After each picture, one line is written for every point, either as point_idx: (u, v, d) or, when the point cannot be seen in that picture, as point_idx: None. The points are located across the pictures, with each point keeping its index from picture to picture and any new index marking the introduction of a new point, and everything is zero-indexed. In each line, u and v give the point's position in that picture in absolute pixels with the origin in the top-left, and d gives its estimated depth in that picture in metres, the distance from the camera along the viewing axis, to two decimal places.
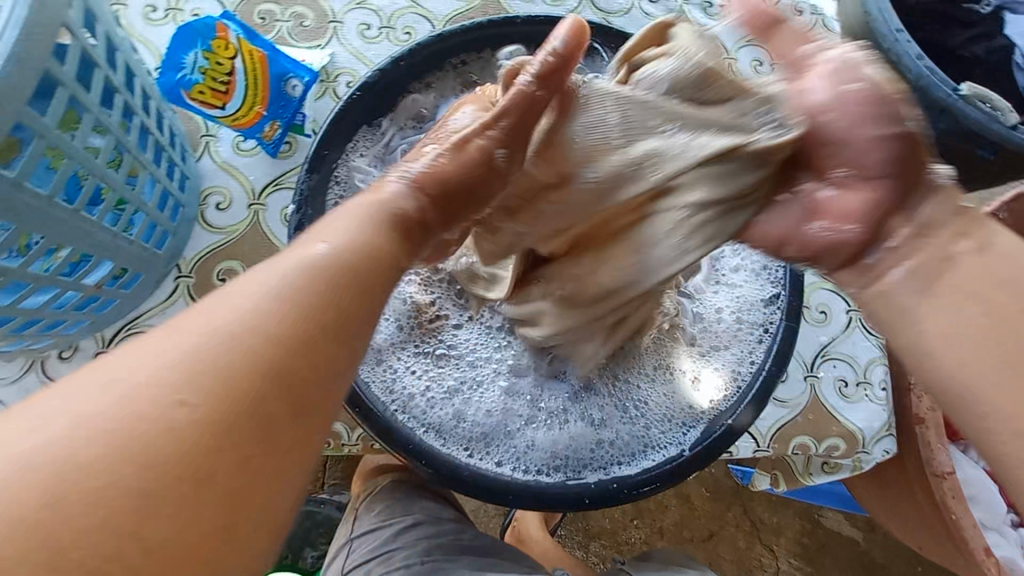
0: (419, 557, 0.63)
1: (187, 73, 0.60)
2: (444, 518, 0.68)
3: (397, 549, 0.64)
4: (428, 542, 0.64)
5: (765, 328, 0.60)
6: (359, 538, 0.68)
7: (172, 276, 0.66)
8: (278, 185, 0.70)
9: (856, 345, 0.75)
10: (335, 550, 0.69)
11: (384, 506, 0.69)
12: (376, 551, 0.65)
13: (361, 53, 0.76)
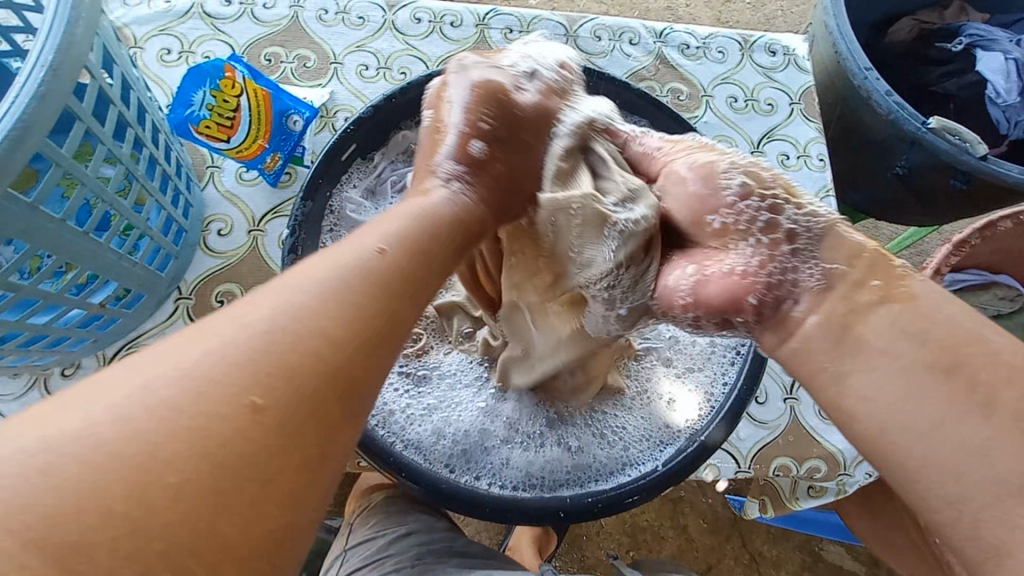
0: (410, 561, 0.64)
1: (195, 110, 0.65)
2: (435, 528, 0.70)
3: (389, 556, 0.65)
4: (420, 548, 0.65)
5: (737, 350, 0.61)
6: (353, 549, 0.69)
7: (173, 298, 0.69)
8: (278, 213, 0.75)
9: None
10: (330, 561, 0.71)
11: (377, 518, 0.71)
12: (368, 558, 0.66)
13: (359, 91, 0.81)
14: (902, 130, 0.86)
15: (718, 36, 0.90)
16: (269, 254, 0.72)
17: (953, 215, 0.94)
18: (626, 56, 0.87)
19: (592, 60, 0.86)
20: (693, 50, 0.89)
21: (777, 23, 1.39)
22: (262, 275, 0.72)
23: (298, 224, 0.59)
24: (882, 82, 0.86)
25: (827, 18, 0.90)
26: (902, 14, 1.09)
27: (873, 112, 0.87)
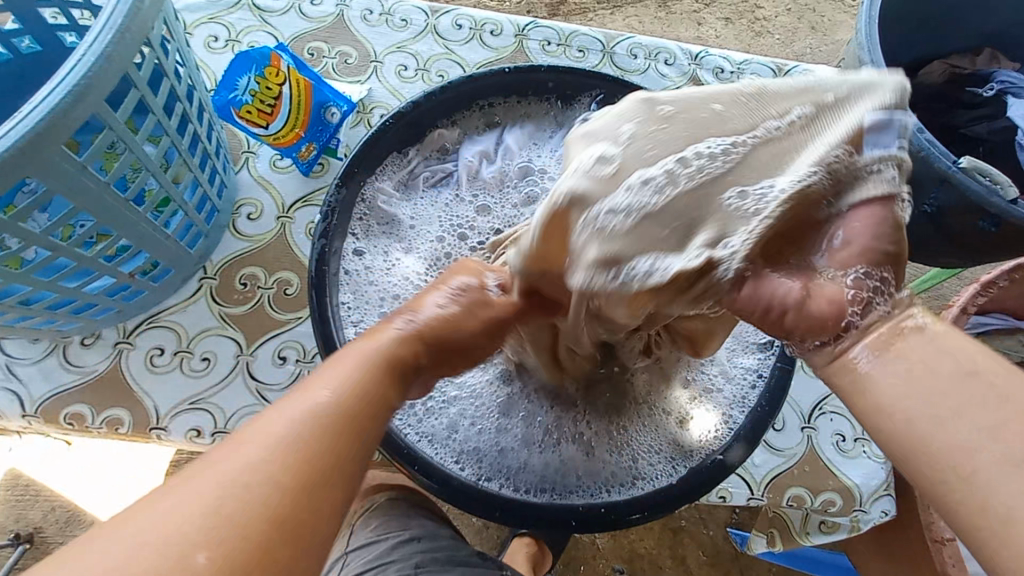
0: (413, 568, 0.62)
1: (238, 94, 0.65)
2: (441, 534, 0.68)
3: (392, 561, 0.64)
4: (423, 555, 0.64)
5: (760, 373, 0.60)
6: (355, 551, 0.67)
7: (197, 277, 0.69)
8: (307, 202, 0.75)
9: None
10: (330, 564, 0.69)
11: (382, 520, 0.69)
12: (371, 563, 0.64)
13: (396, 90, 0.83)
14: (932, 168, 0.85)
15: (753, 63, 0.91)
16: (296, 241, 0.73)
17: (979, 256, 0.93)
18: (660, 75, 0.88)
19: (626, 76, 0.87)
20: (727, 74, 0.90)
21: (806, 60, 1.40)
22: (287, 261, 0.72)
23: (331, 209, 0.59)
24: (915, 120, 0.86)
25: (862, 53, 0.90)
26: (935, 56, 1.10)
27: (904, 148, 0.87)
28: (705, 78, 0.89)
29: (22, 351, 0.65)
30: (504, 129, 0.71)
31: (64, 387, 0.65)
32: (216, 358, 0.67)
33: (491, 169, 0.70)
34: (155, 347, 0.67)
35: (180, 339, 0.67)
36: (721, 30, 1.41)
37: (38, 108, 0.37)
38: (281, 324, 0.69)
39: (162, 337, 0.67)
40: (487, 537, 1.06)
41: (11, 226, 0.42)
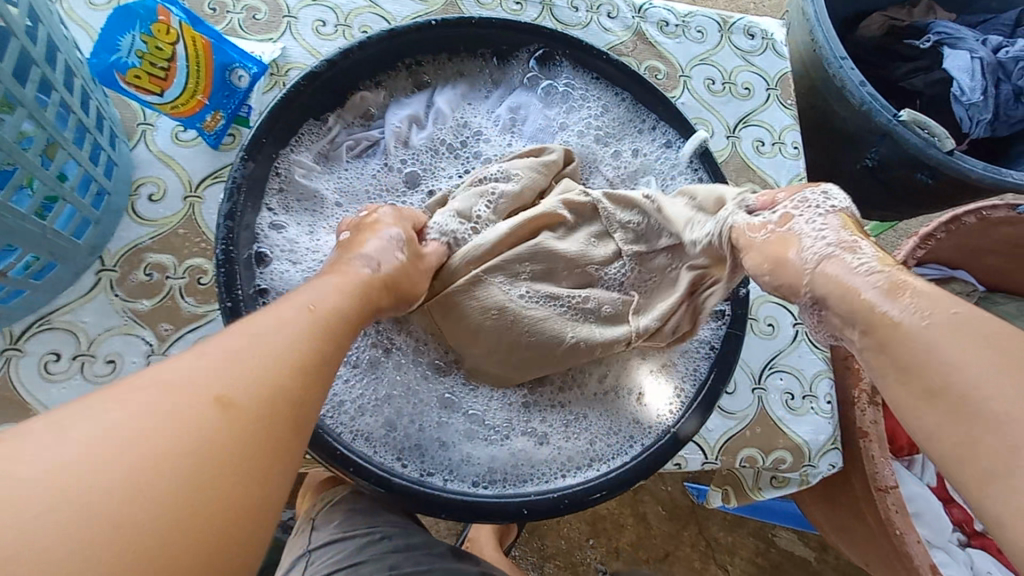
0: (387, 571, 0.60)
1: (122, 56, 0.56)
2: (412, 530, 0.65)
3: (362, 562, 0.61)
4: (396, 556, 0.61)
5: (710, 346, 0.59)
6: (318, 549, 0.64)
7: (94, 269, 0.61)
8: (217, 177, 0.67)
9: None
10: (291, 560, 0.66)
11: (342, 515, 0.65)
12: (339, 564, 0.61)
13: (315, 48, 0.74)
14: (874, 122, 0.85)
15: (698, 15, 0.87)
16: (208, 223, 0.65)
17: (919, 207, 0.95)
18: (603, 29, 0.83)
19: (568, 31, 0.82)
20: (672, 28, 0.85)
21: (750, 13, 1.37)
22: (199, 245, 0.65)
23: (237, 185, 0.52)
24: (857, 72, 0.84)
25: (805, 4, 0.88)
26: (873, 8, 1.09)
27: (847, 102, 0.86)
28: (650, 32, 0.84)
29: None
30: (435, 91, 0.65)
31: None
32: (124, 359, 0.60)
33: (422, 136, 0.63)
34: (50, 351, 0.59)
35: (80, 343, 0.59)
36: None
37: None
38: (196, 316, 0.62)
39: (58, 340, 0.59)
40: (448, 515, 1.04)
41: None
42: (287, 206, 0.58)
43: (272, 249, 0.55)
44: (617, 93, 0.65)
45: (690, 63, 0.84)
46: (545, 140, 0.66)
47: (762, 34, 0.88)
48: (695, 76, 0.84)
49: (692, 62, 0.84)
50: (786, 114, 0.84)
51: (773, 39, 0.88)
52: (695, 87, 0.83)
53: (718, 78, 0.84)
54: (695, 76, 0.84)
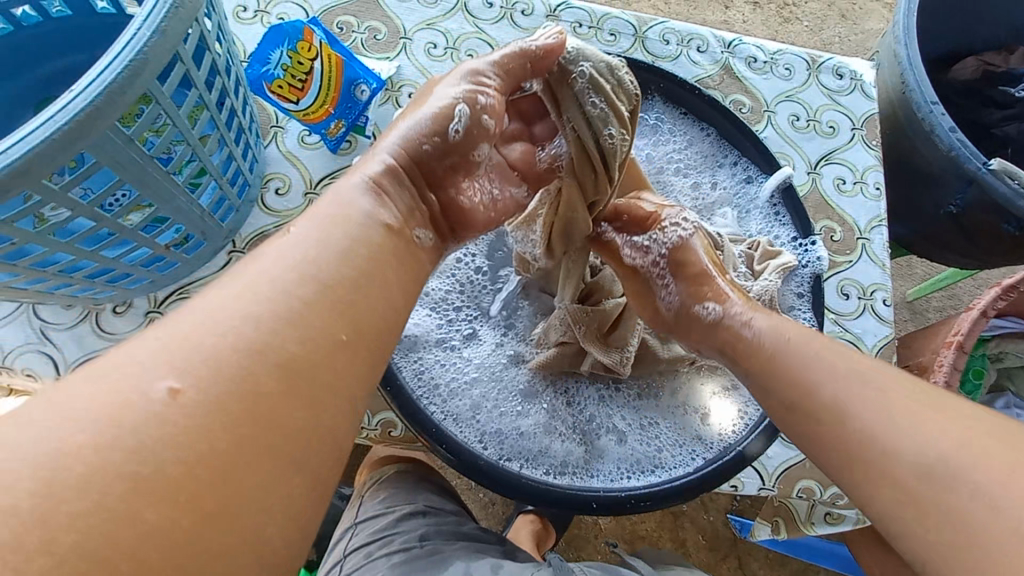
0: (417, 540, 0.63)
1: (271, 68, 0.65)
2: (445, 509, 0.69)
3: (398, 533, 0.64)
4: (427, 528, 0.65)
5: None
6: (362, 523, 0.68)
7: (226, 250, 0.71)
8: (334, 178, 0.76)
9: (867, 326, 0.78)
10: (339, 534, 0.70)
11: (389, 494, 0.70)
12: (377, 534, 0.65)
13: (425, 68, 0.82)
14: (961, 169, 0.84)
15: (787, 53, 0.89)
16: None
17: (1003, 258, 0.93)
18: (691, 62, 0.87)
19: (657, 63, 0.86)
20: (760, 64, 0.88)
21: (835, 50, 1.37)
22: None
23: None
24: (947, 118, 0.84)
25: (897, 48, 0.88)
26: (969, 53, 1.07)
27: (934, 146, 0.86)
28: (737, 67, 0.88)
29: (55, 316, 0.67)
30: None
31: (96, 352, 0.66)
32: None
33: None
34: None
35: None
36: (748, 15, 1.37)
37: (95, 82, 0.38)
38: None
39: None
40: (493, 513, 1.09)
41: (61, 198, 0.42)
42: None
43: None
44: (705, 127, 0.69)
45: (775, 99, 0.87)
46: None
47: (850, 75, 0.90)
48: (779, 112, 0.86)
49: (777, 99, 0.87)
50: (869, 155, 0.85)
51: (862, 79, 0.89)
52: (779, 123, 0.86)
53: (802, 115, 0.86)
54: (779, 112, 0.86)
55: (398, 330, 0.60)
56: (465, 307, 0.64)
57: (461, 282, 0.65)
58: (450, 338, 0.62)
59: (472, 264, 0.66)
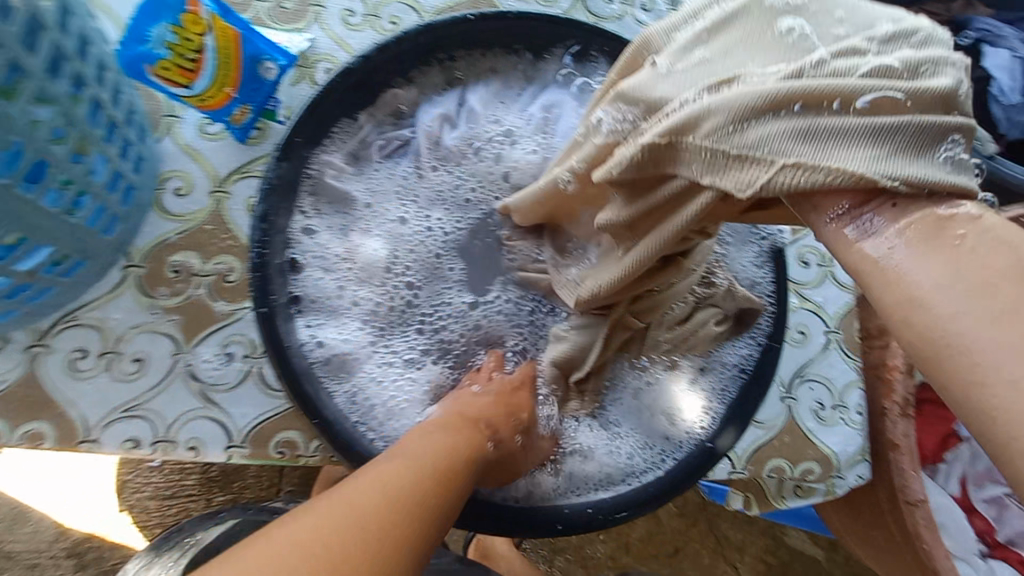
0: None
1: (152, 47, 0.53)
2: None
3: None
4: None
5: (743, 369, 0.55)
6: None
7: (120, 266, 0.60)
8: (245, 173, 0.66)
9: (828, 296, 0.76)
10: None
11: None
12: None
13: (342, 40, 0.72)
14: None
15: None
16: (235, 220, 0.64)
17: None
18: (637, 22, 0.81)
19: (600, 24, 0.79)
20: None
21: None
22: (225, 242, 0.63)
23: (269, 188, 0.51)
24: None
25: None
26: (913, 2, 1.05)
27: None
28: None
29: None
30: (467, 88, 0.62)
31: None
32: (151, 358, 0.59)
33: (454, 135, 0.61)
34: (76, 348, 0.58)
35: (106, 340, 0.59)
36: None
37: None
38: (226, 315, 0.61)
39: (84, 336, 0.59)
40: None
41: None
42: (318, 207, 0.57)
43: (304, 256, 0.55)
44: None
45: None
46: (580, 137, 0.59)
47: None
48: None
49: None
50: None
51: None
52: None
53: None
54: None
55: (326, 350, 0.54)
56: (399, 314, 0.57)
57: (394, 293, 0.58)
58: (389, 352, 0.56)
59: (401, 275, 0.58)
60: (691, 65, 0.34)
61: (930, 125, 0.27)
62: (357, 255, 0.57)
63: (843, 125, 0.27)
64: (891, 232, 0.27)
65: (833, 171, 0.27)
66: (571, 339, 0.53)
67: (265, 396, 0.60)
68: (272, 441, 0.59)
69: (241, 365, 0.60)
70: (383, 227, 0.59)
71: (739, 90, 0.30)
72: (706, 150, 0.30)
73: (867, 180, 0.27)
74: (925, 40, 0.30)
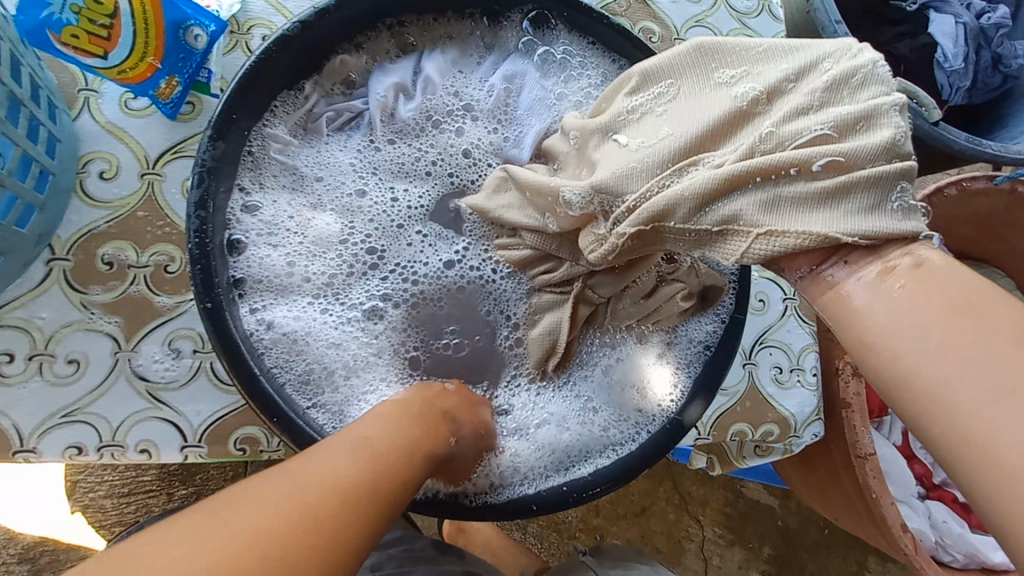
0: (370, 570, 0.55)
1: (55, 11, 0.48)
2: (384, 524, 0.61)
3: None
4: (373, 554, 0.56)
5: (707, 345, 0.55)
6: None
7: (43, 259, 0.55)
8: (178, 152, 0.60)
9: None
10: None
11: None
12: None
13: (279, 2, 0.66)
14: None
15: None
16: (170, 204, 0.59)
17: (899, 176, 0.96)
18: None
19: None
20: None
21: None
22: (161, 229, 0.58)
23: (206, 170, 0.47)
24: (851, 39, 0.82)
25: None
26: None
27: None
28: None
29: None
30: (421, 55, 0.59)
31: None
32: (88, 359, 0.55)
33: (411, 107, 0.58)
34: (3, 352, 0.53)
35: (35, 342, 0.54)
36: None
37: None
38: (170, 309, 0.57)
39: (11, 338, 0.54)
40: None
41: None
42: (261, 183, 0.53)
43: (249, 234, 0.52)
44: (616, 58, 0.58)
45: (685, 26, 0.80)
46: (542, 113, 0.58)
47: None
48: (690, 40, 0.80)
49: (686, 26, 0.80)
50: None
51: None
52: None
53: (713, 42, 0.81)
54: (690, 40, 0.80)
55: (276, 331, 0.51)
56: (356, 291, 0.54)
57: (349, 269, 0.55)
58: (355, 319, 0.54)
59: (358, 246, 0.55)
60: (658, 142, 0.38)
61: (884, 176, 0.32)
62: (309, 230, 0.54)
63: (802, 193, 0.33)
64: (868, 273, 0.33)
65: (802, 236, 0.33)
66: (540, 322, 0.54)
67: (220, 391, 0.56)
68: (230, 438, 0.56)
69: (191, 360, 0.56)
70: (336, 201, 0.56)
71: (701, 176, 0.35)
72: (694, 229, 0.36)
73: (832, 239, 0.32)
74: (863, 79, 0.35)
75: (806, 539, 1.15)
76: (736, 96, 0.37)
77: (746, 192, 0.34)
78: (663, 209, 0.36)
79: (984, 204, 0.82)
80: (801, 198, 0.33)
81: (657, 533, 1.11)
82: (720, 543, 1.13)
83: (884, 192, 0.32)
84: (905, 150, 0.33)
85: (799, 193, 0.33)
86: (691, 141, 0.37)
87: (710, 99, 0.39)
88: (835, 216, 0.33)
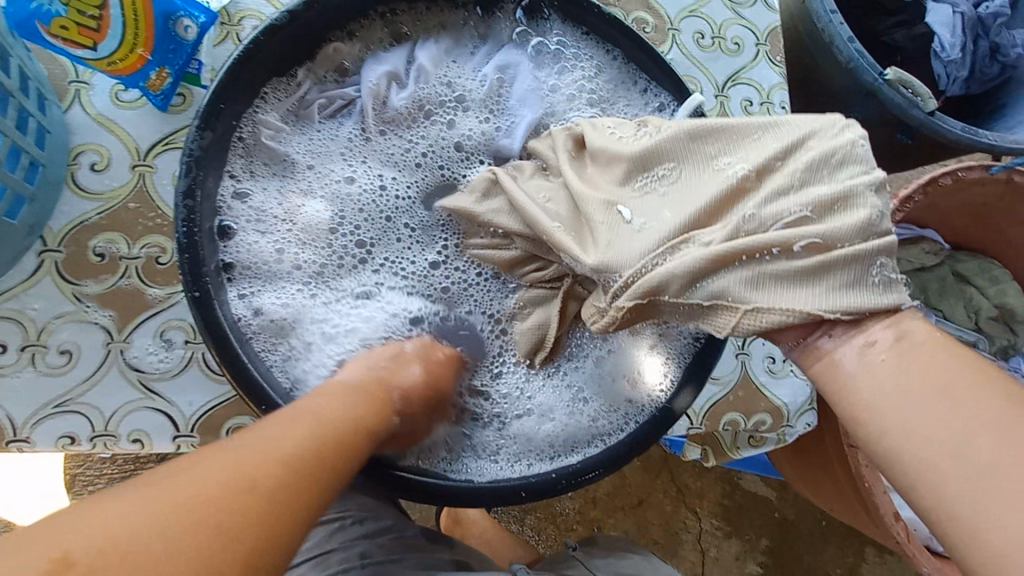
0: (358, 560, 0.55)
1: (44, 3, 0.47)
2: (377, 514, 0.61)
3: (334, 549, 0.55)
4: (365, 543, 0.56)
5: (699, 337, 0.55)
6: None
7: (35, 251, 0.55)
8: (168, 144, 0.60)
9: None
10: None
11: None
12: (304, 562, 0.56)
13: None
14: (860, 81, 0.83)
15: None
16: (160, 195, 0.59)
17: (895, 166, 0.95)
18: None
19: None
20: None
21: None
22: (153, 220, 0.58)
23: (194, 159, 0.47)
24: (845, 27, 0.82)
25: None
26: None
27: (834, 57, 0.84)
28: None
29: None
30: (415, 44, 0.59)
31: None
32: (81, 350, 0.55)
33: (403, 96, 0.58)
34: None
35: (28, 333, 0.54)
36: None
37: None
38: (161, 300, 0.57)
39: (4, 330, 0.54)
40: None
41: None
42: (251, 170, 0.53)
43: (238, 220, 0.52)
44: (609, 49, 0.57)
45: (678, 16, 0.80)
46: (535, 104, 0.59)
47: None
48: (684, 30, 0.80)
49: (680, 15, 0.80)
50: (775, 72, 0.81)
51: None
52: (684, 42, 0.79)
53: (707, 31, 0.80)
54: (684, 29, 0.80)
55: (264, 316, 0.51)
56: (346, 281, 0.55)
57: (338, 258, 0.55)
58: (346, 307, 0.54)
59: (348, 233, 0.56)
60: (658, 227, 0.40)
61: (864, 254, 0.36)
62: (299, 217, 0.54)
63: (786, 272, 0.36)
64: (853, 343, 0.36)
65: (788, 313, 0.36)
66: (529, 317, 0.54)
67: (212, 381, 0.57)
68: (222, 428, 0.56)
69: (183, 351, 0.57)
70: (329, 190, 0.56)
71: (692, 254, 0.38)
72: (688, 302, 0.39)
73: (816, 315, 0.36)
74: (842, 158, 0.37)
75: (802, 529, 1.15)
76: (730, 182, 0.39)
77: (733, 271, 0.37)
78: (657, 286, 0.39)
79: (979, 193, 0.82)
80: (786, 279, 0.37)
81: (654, 525, 1.11)
82: (716, 535, 1.13)
83: (866, 273, 0.36)
84: (881, 228, 0.36)
85: (784, 276, 0.37)
86: (686, 223, 0.39)
87: (705, 182, 0.41)
88: (818, 297, 0.36)
